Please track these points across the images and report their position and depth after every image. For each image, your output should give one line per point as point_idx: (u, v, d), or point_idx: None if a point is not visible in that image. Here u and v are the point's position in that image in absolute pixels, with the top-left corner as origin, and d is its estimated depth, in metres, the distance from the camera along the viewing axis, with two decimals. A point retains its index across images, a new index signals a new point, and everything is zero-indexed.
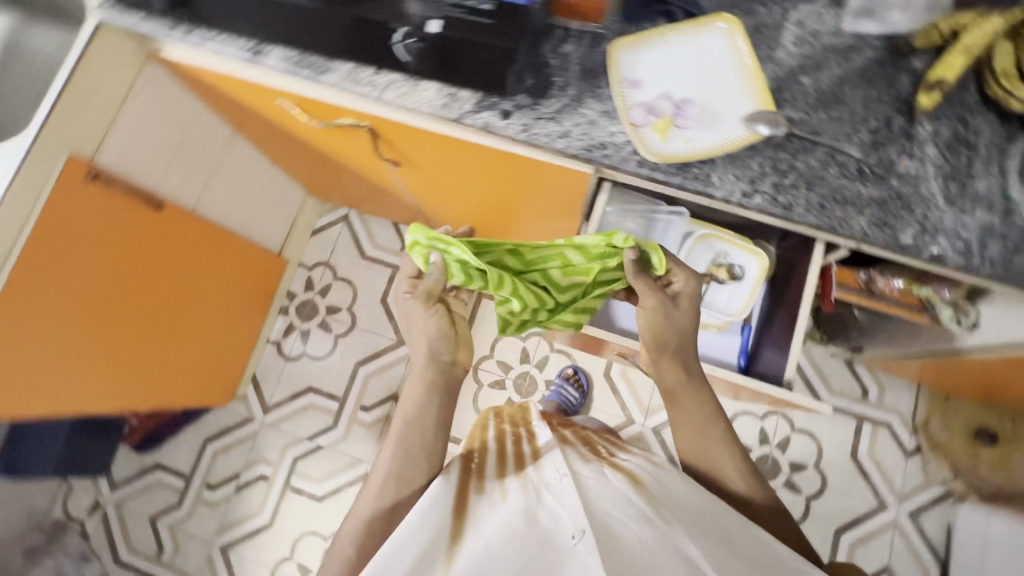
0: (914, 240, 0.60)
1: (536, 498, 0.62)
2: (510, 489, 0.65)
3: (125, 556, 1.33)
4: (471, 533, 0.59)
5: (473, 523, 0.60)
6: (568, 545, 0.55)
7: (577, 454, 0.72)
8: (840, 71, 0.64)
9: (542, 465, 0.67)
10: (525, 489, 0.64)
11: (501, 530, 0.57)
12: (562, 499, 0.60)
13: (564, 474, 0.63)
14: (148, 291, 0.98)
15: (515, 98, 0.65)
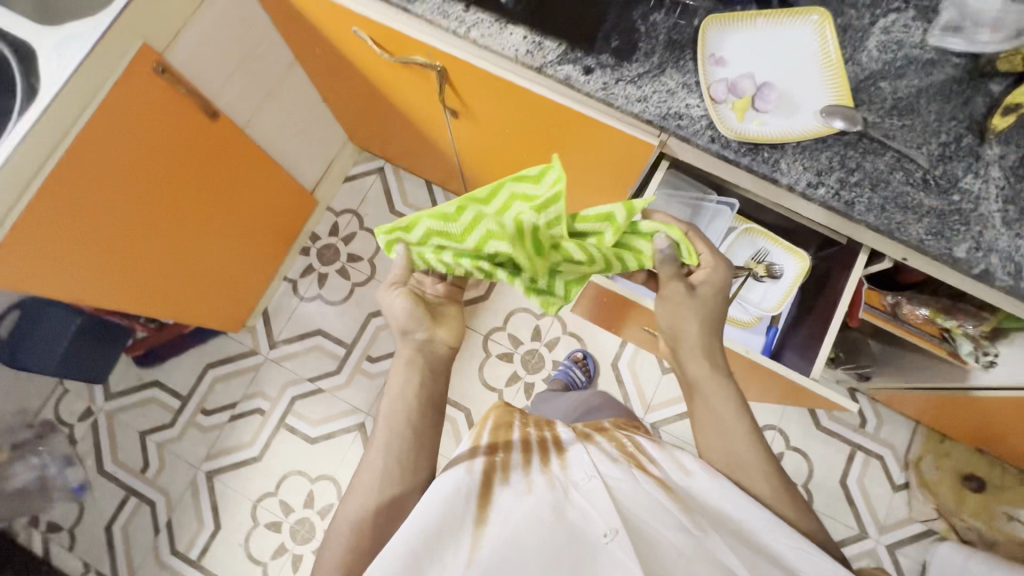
0: (968, 254, 0.61)
1: (564, 495, 0.57)
2: (534, 481, 0.59)
3: (109, 467, 1.33)
4: (494, 518, 0.54)
5: (495, 511, 0.55)
6: (599, 544, 0.51)
7: (604, 454, 0.64)
8: (918, 83, 0.65)
9: (568, 464, 0.62)
10: (551, 485, 0.58)
11: (527, 521, 0.53)
12: (593, 500, 0.56)
13: (593, 476, 0.59)
14: (186, 198, 0.98)
15: (598, 56, 0.66)
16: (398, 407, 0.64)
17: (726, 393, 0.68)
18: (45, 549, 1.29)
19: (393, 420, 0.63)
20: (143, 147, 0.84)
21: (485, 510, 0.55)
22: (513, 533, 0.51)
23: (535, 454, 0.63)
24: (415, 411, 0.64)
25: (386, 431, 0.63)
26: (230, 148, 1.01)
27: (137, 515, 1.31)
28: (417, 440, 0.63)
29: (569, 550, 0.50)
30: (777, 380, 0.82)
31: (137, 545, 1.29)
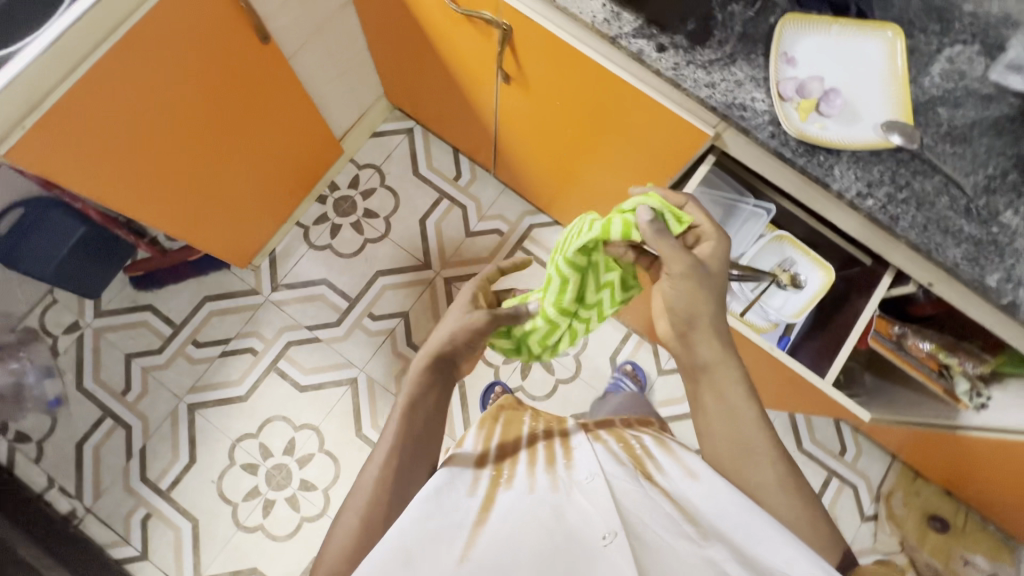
0: (998, 284, 0.62)
1: (566, 497, 0.59)
2: (539, 482, 0.61)
3: (89, 384, 1.30)
4: (494, 518, 0.56)
5: (496, 512, 0.57)
6: (597, 546, 0.51)
7: (608, 451, 0.66)
8: (974, 115, 0.67)
9: (575, 465, 0.63)
10: (555, 487, 0.60)
11: (525, 524, 0.54)
12: (593, 499, 0.56)
13: (597, 475, 0.59)
14: (221, 119, 0.96)
15: (673, 37, 0.67)
16: (408, 419, 0.65)
17: (732, 378, 0.67)
18: (10, 458, 1.25)
19: (406, 429, 0.64)
20: (190, 53, 0.82)
21: (486, 510, 0.57)
22: (514, 532, 0.53)
23: (541, 453, 0.67)
24: (429, 408, 0.66)
25: (395, 437, 0.64)
26: (272, 76, 0.99)
27: (111, 438, 1.27)
28: (422, 446, 0.64)
29: (565, 548, 0.52)
30: (789, 378, 0.84)
31: (107, 468, 1.26)
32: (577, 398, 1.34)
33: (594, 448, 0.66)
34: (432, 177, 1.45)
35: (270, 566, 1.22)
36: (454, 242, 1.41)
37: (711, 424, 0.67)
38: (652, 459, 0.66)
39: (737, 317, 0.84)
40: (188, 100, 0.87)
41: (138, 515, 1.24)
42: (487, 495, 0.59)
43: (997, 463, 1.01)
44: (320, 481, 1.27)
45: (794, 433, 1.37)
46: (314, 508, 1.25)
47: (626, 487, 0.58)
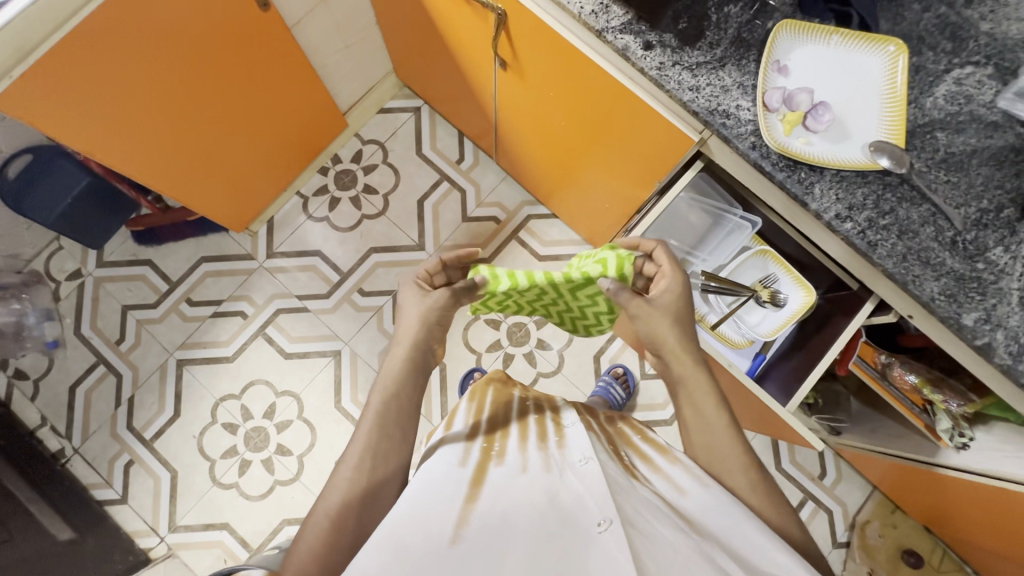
0: (974, 324, 0.59)
1: (560, 475, 0.60)
2: (531, 461, 0.64)
3: (86, 330, 1.34)
4: (487, 494, 0.58)
5: (489, 486, 0.59)
6: (590, 533, 0.51)
7: (599, 441, 0.68)
8: (975, 142, 0.63)
9: (569, 447, 0.65)
10: (549, 467, 0.62)
11: (520, 505, 0.56)
12: (591, 487, 0.56)
13: (591, 459, 0.61)
14: (218, 82, 0.96)
15: (661, 35, 0.64)
16: (387, 414, 0.65)
17: (703, 389, 0.67)
18: (8, 393, 1.31)
19: (384, 423, 0.64)
20: (186, 13, 0.82)
21: (479, 486, 0.59)
22: (506, 514, 0.55)
23: (534, 429, 0.72)
24: (403, 401, 0.66)
25: (372, 431, 0.63)
26: (271, 42, 0.99)
27: (102, 384, 1.32)
28: (402, 437, 0.64)
29: (562, 532, 0.51)
30: (753, 403, 0.84)
31: (97, 412, 1.31)
32: (556, 393, 1.33)
33: (587, 434, 0.68)
34: (435, 158, 1.44)
35: (241, 523, 1.26)
36: (450, 225, 1.41)
37: (693, 433, 0.66)
38: (640, 465, 0.65)
39: (708, 328, 0.85)
40: (182, 59, 0.87)
41: (122, 461, 1.29)
42: (478, 465, 0.64)
43: (978, 507, 0.97)
44: (296, 447, 1.29)
45: (774, 451, 1.35)
46: (288, 472, 1.28)
47: (618, 481, 0.58)
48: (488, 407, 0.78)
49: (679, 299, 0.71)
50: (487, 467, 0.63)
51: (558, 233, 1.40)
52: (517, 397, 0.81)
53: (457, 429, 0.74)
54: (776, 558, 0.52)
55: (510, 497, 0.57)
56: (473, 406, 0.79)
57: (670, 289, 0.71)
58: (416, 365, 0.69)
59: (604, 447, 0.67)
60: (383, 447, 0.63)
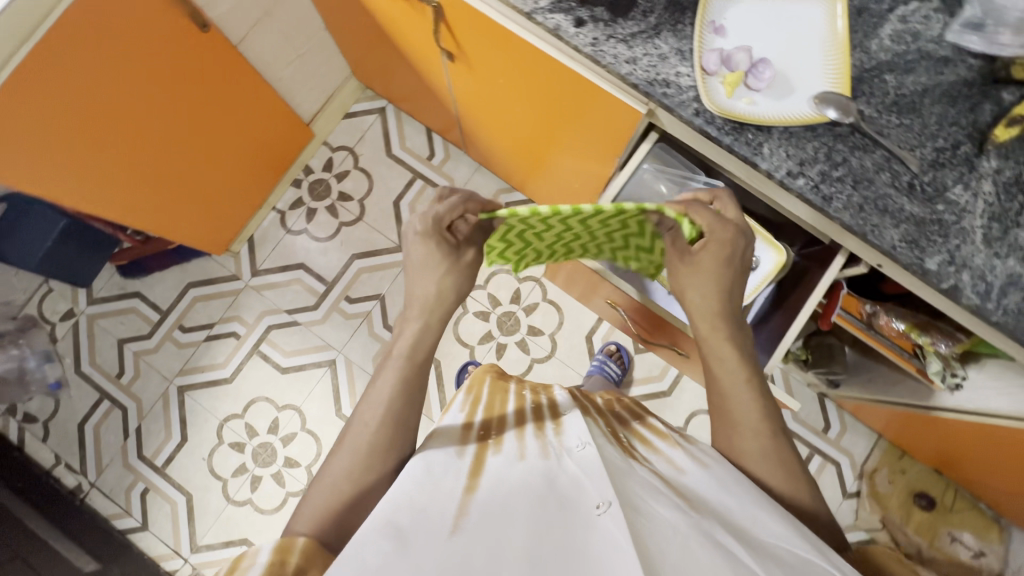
0: (939, 268, 0.58)
1: (557, 462, 0.61)
2: (528, 449, 0.64)
3: (86, 368, 1.37)
4: (485, 484, 0.58)
5: (485, 477, 0.59)
6: (591, 516, 0.51)
7: (597, 427, 0.67)
8: (926, 80, 0.62)
9: (566, 431, 0.66)
10: (545, 453, 0.63)
11: (519, 492, 0.56)
12: (588, 470, 0.56)
13: (587, 444, 0.61)
14: (170, 111, 0.96)
15: (593, 9, 0.63)
16: (409, 367, 0.65)
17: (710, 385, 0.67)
18: (20, 438, 1.34)
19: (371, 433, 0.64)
20: (125, 47, 0.82)
21: (478, 477, 0.60)
22: (505, 502, 0.55)
23: (529, 425, 0.69)
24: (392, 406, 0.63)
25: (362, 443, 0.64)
26: (218, 63, 0.98)
27: (109, 418, 1.35)
28: (409, 423, 0.64)
29: (561, 516, 0.52)
30: None
31: (107, 446, 1.34)
32: (552, 377, 1.34)
33: (583, 418, 0.68)
34: (406, 158, 1.43)
35: (259, 537, 1.29)
36: None
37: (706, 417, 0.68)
38: (638, 447, 0.65)
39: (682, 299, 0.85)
40: (131, 93, 0.87)
41: (137, 490, 1.32)
42: (474, 456, 0.64)
43: (981, 446, 0.97)
44: (303, 459, 1.32)
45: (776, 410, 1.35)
46: (298, 484, 1.31)
47: (617, 466, 0.58)
48: (485, 399, 0.77)
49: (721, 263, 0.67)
50: (483, 456, 0.63)
51: None
52: (512, 388, 0.82)
53: (452, 418, 0.71)
54: (776, 531, 0.53)
55: (509, 489, 0.57)
56: (470, 396, 0.77)
57: (714, 248, 0.67)
58: (417, 365, 0.66)
59: (603, 433, 0.66)
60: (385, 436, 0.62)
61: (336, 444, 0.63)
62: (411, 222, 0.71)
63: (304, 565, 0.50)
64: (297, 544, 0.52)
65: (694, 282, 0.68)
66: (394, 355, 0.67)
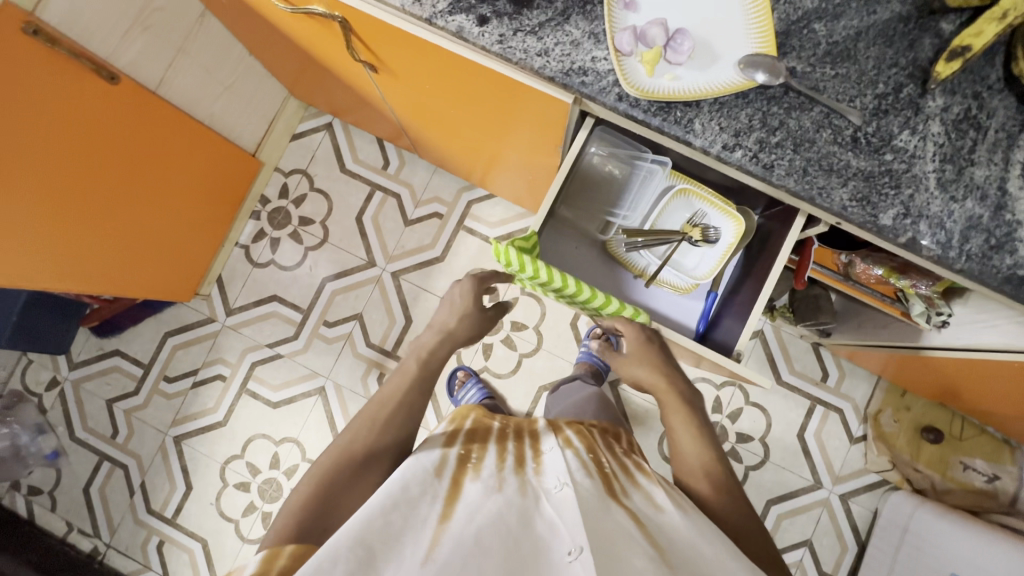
0: (894, 222, 0.55)
1: (535, 503, 0.59)
2: (507, 482, 0.62)
3: (81, 433, 1.36)
4: (460, 511, 0.56)
5: (463, 503, 0.57)
6: (562, 562, 0.51)
7: (577, 460, 0.66)
8: (858, 24, 0.58)
9: (544, 470, 0.65)
10: (523, 489, 0.61)
11: (494, 526, 0.54)
12: (562, 510, 0.57)
13: (565, 484, 0.60)
14: (98, 170, 0.92)
15: (495, 4, 0.58)
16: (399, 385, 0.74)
17: (682, 416, 0.74)
18: (29, 511, 1.35)
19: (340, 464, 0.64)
20: (38, 118, 0.78)
21: (452, 504, 0.57)
22: (478, 537, 0.52)
23: (512, 455, 0.67)
24: (382, 407, 0.71)
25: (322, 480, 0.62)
26: (141, 112, 0.94)
27: (112, 479, 1.35)
28: None
29: (531, 565, 0.51)
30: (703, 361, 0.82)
31: (115, 505, 1.34)
32: (542, 369, 1.32)
33: (564, 454, 0.67)
34: (361, 170, 1.39)
35: None
36: (394, 233, 1.37)
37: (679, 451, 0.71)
38: (620, 478, 0.67)
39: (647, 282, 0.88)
40: (50, 161, 0.83)
41: (153, 543, 1.33)
42: (453, 478, 0.61)
43: (973, 379, 0.95)
44: None
45: (773, 366, 1.32)
46: None
47: (592, 503, 0.59)
48: (466, 431, 0.70)
49: (645, 347, 0.78)
50: (461, 477, 0.61)
51: (503, 211, 1.36)
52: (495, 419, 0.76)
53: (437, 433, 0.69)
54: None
55: (484, 517, 0.55)
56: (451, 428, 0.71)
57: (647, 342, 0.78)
58: (416, 377, 0.75)
59: (583, 463, 0.66)
60: (395, 420, 0.69)
61: (351, 422, 0.69)
62: (461, 281, 0.88)
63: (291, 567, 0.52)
64: (288, 547, 0.53)
65: (626, 366, 0.79)
66: (409, 362, 0.78)
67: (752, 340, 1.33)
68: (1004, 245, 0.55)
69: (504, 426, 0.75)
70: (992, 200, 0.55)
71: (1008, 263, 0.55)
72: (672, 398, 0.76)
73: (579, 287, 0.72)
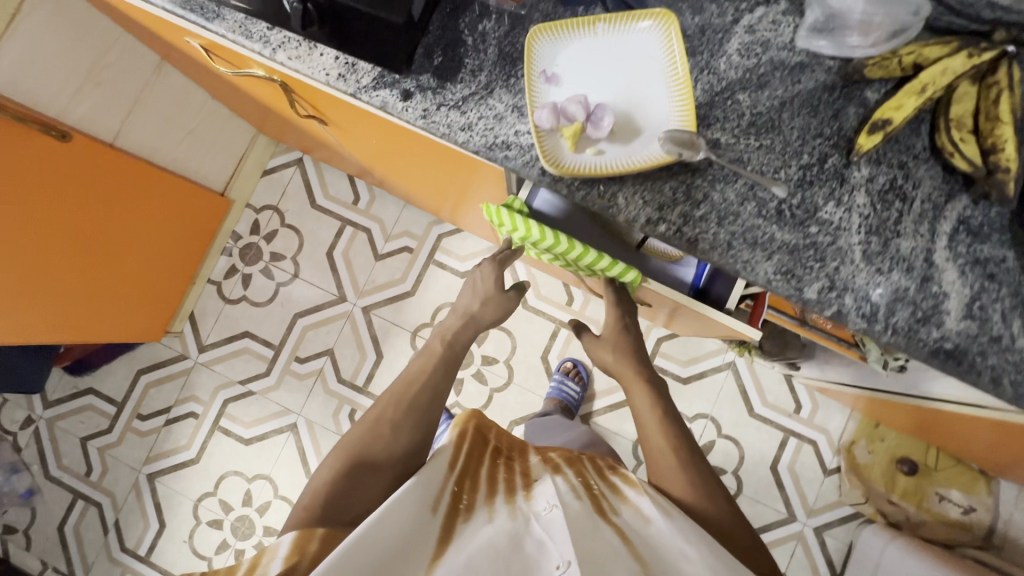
0: (819, 296, 0.55)
1: (524, 524, 0.61)
2: (497, 511, 0.63)
3: (55, 472, 1.36)
4: (456, 546, 0.57)
5: (455, 542, 0.58)
6: None
7: (567, 484, 0.66)
8: (782, 94, 0.57)
9: (534, 494, 0.65)
10: (513, 514, 0.62)
11: (486, 553, 0.56)
12: (551, 531, 0.59)
13: (553, 505, 0.61)
14: (65, 225, 0.93)
15: (418, 78, 0.58)
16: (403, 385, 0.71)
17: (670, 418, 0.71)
18: (4, 550, 1.35)
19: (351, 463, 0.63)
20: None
21: (445, 544, 0.57)
22: (467, 569, 0.54)
23: (501, 487, 0.66)
24: (400, 398, 0.70)
25: (334, 475, 0.62)
26: (99, 165, 0.95)
27: (86, 517, 1.35)
28: None
29: None
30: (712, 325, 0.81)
31: (89, 544, 1.34)
32: (512, 404, 1.32)
33: (554, 479, 0.66)
34: (331, 207, 1.39)
35: None
36: (364, 268, 1.37)
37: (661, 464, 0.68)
38: (607, 496, 0.66)
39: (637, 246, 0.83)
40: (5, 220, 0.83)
41: None
42: (448, 511, 0.61)
43: (939, 423, 0.96)
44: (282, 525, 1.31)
45: (744, 398, 1.32)
46: None
47: (582, 522, 0.60)
48: (460, 450, 0.69)
49: (619, 332, 0.81)
50: (453, 525, 0.60)
51: (473, 244, 1.36)
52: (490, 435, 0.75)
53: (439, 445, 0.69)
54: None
55: (475, 548, 0.57)
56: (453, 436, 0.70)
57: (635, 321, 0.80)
58: (440, 360, 0.75)
59: (573, 486, 0.66)
60: (419, 404, 0.69)
61: (381, 397, 0.70)
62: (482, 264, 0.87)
63: (322, 552, 0.54)
64: (318, 531, 0.56)
65: (600, 350, 0.82)
66: (434, 343, 0.78)
67: (724, 372, 1.33)
68: (931, 319, 0.54)
69: (499, 447, 0.74)
70: (918, 272, 0.55)
71: (935, 335, 0.54)
72: (639, 387, 0.75)
73: (569, 241, 0.70)
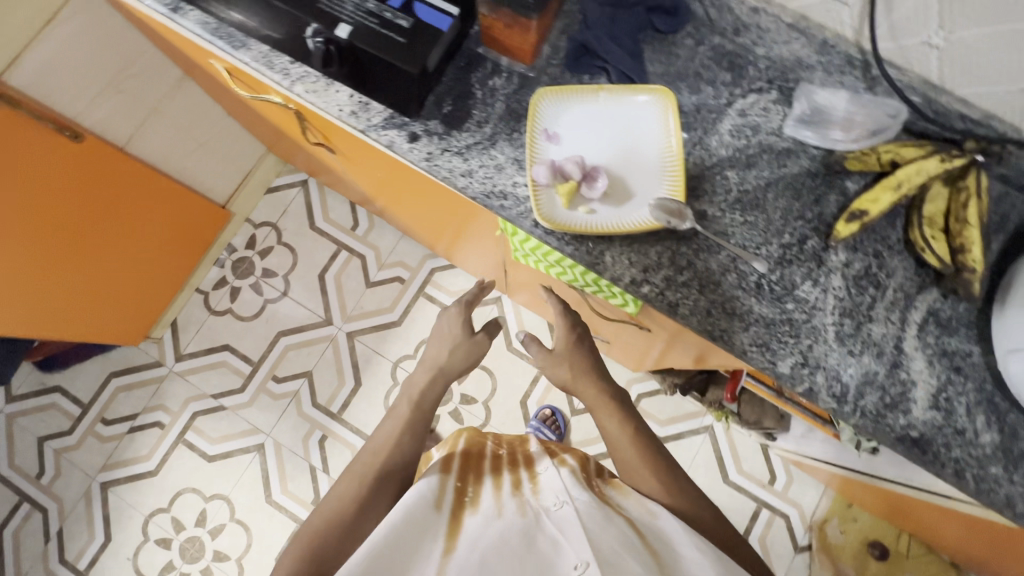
0: (791, 370, 0.56)
1: (535, 521, 0.58)
2: (506, 507, 0.61)
3: (5, 470, 1.31)
4: (463, 543, 0.55)
5: (464, 537, 0.56)
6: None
7: (573, 477, 0.65)
8: (769, 175, 0.60)
9: (542, 488, 0.63)
10: (522, 510, 0.60)
11: (497, 548, 0.53)
12: (563, 528, 0.56)
13: (564, 501, 0.59)
14: (68, 223, 0.95)
15: (426, 123, 0.61)
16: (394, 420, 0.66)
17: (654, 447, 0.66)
18: None
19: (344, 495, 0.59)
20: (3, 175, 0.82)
21: (456, 538, 0.56)
22: (482, 562, 0.51)
23: (506, 480, 0.67)
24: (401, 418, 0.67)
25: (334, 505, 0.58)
26: (111, 169, 0.98)
27: (28, 522, 1.29)
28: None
29: None
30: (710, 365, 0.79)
31: (26, 551, 1.27)
32: None
33: (560, 471, 0.65)
34: (330, 230, 1.41)
35: None
36: (355, 293, 1.38)
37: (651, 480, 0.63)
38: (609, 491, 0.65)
39: None
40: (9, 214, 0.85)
41: None
42: (453, 512, 0.59)
43: (910, 508, 0.94)
44: (232, 551, 1.26)
45: (719, 464, 1.31)
46: None
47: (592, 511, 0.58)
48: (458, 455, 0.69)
49: None
50: (459, 520, 0.59)
51: (465, 282, 1.37)
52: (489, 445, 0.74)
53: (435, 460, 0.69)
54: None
55: (486, 542, 0.54)
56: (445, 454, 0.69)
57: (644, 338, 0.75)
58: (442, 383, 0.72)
59: (579, 480, 0.64)
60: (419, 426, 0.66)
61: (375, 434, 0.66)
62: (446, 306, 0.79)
63: None
64: None
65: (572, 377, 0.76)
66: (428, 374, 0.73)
67: (701, 435, 1.32)
68: (898, 405, 0.56)
69: (498, 446, 0.75)
70: (887, 358, 0.56)
71: (902, 422, 0.55)
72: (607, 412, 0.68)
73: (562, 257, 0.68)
